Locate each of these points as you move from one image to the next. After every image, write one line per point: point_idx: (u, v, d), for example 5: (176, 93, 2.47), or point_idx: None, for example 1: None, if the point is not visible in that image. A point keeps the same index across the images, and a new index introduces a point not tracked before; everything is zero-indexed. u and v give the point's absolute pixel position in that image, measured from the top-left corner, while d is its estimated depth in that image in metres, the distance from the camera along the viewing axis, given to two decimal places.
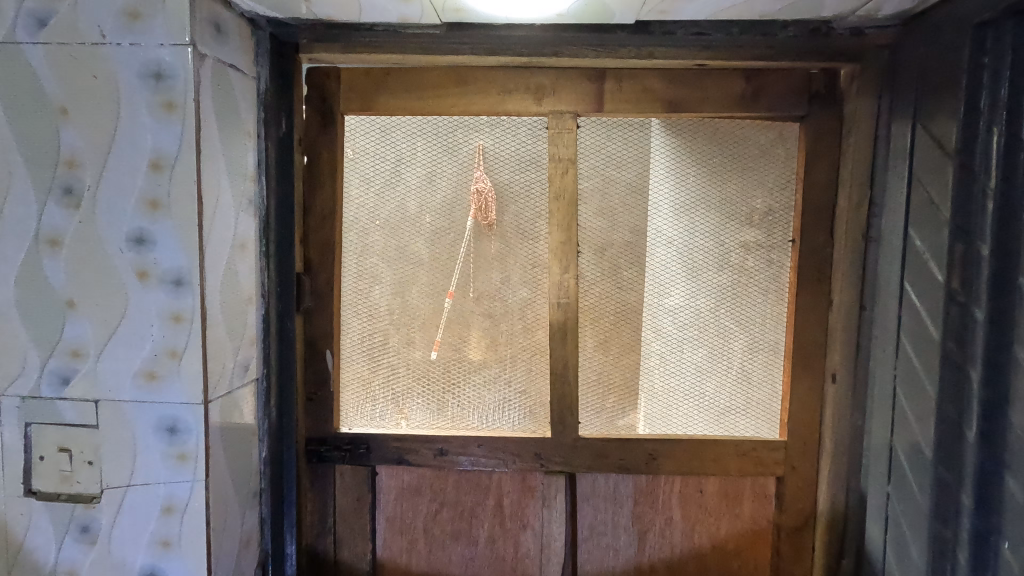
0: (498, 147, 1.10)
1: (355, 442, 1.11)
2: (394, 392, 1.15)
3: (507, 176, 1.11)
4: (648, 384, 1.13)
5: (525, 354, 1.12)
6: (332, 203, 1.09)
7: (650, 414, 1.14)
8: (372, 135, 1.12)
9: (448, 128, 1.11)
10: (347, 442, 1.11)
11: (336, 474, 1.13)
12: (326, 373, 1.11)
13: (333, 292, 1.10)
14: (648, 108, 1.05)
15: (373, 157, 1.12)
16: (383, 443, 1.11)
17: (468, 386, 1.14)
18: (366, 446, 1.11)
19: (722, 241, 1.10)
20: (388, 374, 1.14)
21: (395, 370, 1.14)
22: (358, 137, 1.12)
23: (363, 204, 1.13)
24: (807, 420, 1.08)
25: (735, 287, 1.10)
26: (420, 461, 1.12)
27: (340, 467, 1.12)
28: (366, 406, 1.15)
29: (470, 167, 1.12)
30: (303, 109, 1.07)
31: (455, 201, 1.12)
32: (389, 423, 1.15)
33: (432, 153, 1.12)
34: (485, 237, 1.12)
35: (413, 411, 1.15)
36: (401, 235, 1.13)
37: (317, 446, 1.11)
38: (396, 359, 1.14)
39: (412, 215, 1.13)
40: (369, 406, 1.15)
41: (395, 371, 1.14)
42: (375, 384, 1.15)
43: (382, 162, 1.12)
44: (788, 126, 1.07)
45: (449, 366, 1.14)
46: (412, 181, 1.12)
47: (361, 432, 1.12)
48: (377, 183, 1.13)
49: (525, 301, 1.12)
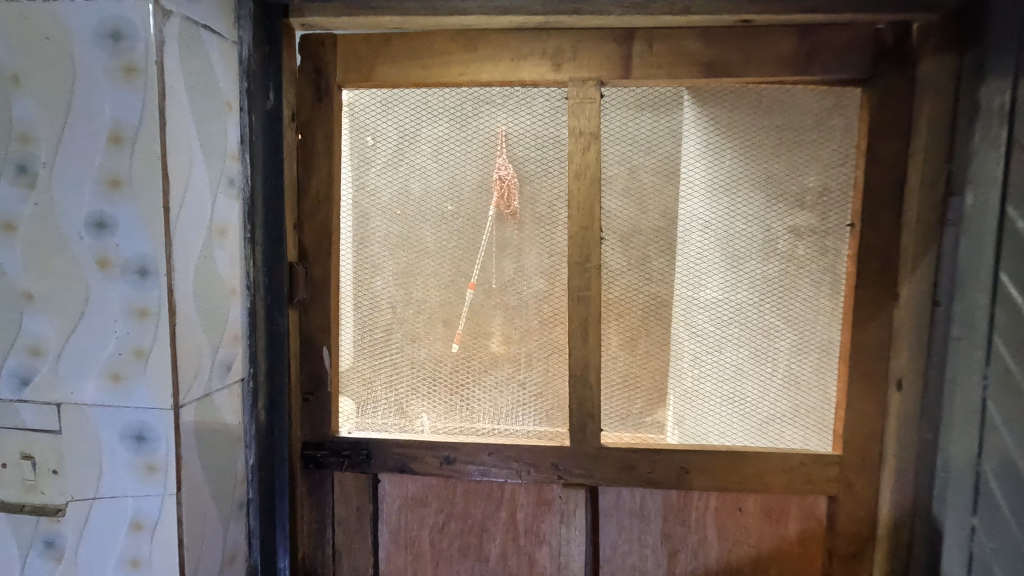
0: (512, 121, 0.99)
1: (354, 448, 1.02)
2: (397, 395, 1.05)
3: (523, 157, 0.99)
4: (679, 386, 1.01)
5: (542, 353, 1.01)
6: (328, 186, 0.99)
7: (682, 421, 1.01)
8: (374, 110, 1.01)
9: (456, 101, 1.00)
10: (346, 447, 1.01)
11: (335, 481, 1.03)
12: (323, 371, 1.01)
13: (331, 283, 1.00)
14: (683, 73, 0.92)
15: (375, 136, 1.02)
16: (386, 449, 1.02)
17: (478, 388, 1.04)
18: (366, 452, 1.02)
19: (767, 225, 0.96)
20: (391, 372, 1.05)
21: (398, 369, 1.05)
22: (357, 112, 1.02)
23: (363, 186, 1.03)
24: (866, 433, 0.93)
25: (780, 277, 0.96)
26: (425, 470, 1.01)
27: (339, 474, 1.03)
28: (369, 410, 1.06)
29: (481, 149, 1.00)
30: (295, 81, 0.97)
31: (464, 182, 1.01)
32: (393, 427, 1.05)
33: (439, 129, 1.01)
34: (497, 222, 1.00)
35: (418, 415, 1.05)
36: (404, 220, 1.03)
37: (312, 450, 1.01)
38: (399, 357, 1.05)
39: (416, 198, 1.02)
40: (370, 407, 1.05)
41: (399, 370, 1.05)
42: (377, 386, 1.05)
43: (383, 140, 1.02)
44: (848, 92, 0.93)
45: (458, 366, 1.04)
46: (418, 161, 1.01)
47: (361, 435, 1.02)
48: (378, 163, 1.02)
49: (541, 295, 1.00)
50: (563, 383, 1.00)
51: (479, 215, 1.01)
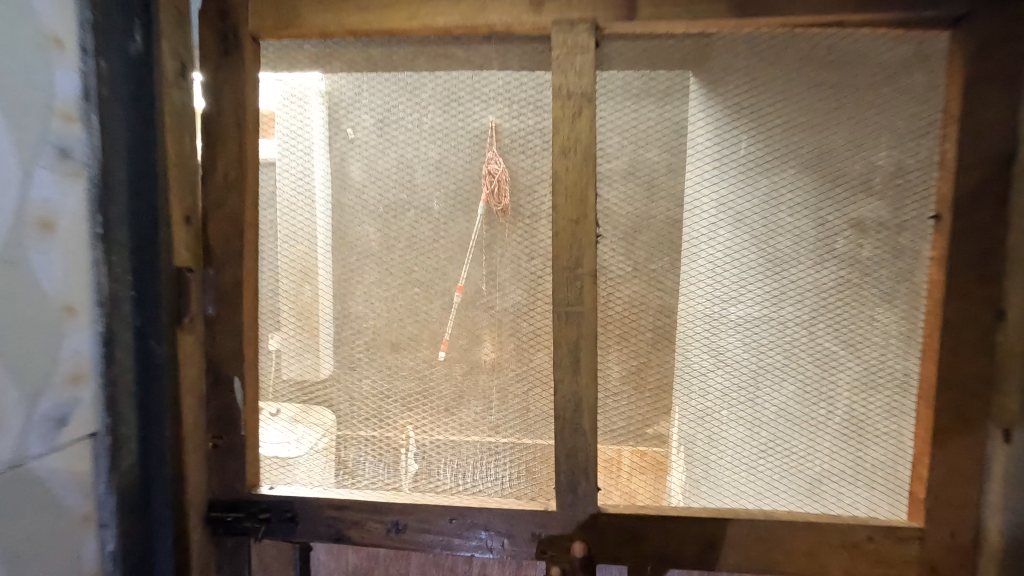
0: (480, 82, 0.75)
1: (277, 508, 0.77)
2: (333, 438, 0.82)
3: (495, 130, 0.75)
4: (691, 430, 0.78)
5: (521, 387, 0.77)
6: (239, 168, 0.75)
7: (694, 477, 0.77)
8: (301, 69, 0.77)
9: (407, 55, 0.76)
10: (264, 508, 0.77)
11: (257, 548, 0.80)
12: (235, 409, 0.77)
13: (242, 293, 0.76)
14: (706, 13, 0.67)
15: (300, 103, 0.78)
16: (316, 512, 0.77)
17: (439, 430, 0.80)
18: (291, 514, 0.77)
19: (820, 220, 0.72)
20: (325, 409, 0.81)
21: (334, 406, 0.82)
22: (278, 71, 0.77)
23: (287, 168, 0.79)
24: (959, 500, 0.68)
25: (831, 288, 0.73)
26: (368, 541, 0.77)
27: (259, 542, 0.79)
28: (299, 458, 0.81)
29: (438, 123, 0.77)
30: (190, 26, 0.73)
31: (419, 163, 0.78)
32: (329, 480, 0.81)
33: (385, 93, 0.77)
34: (461, 215, 0.77)
35: (360, 466, 0.81)
36: (344, 215, 0.79)
37: (216, 513, 0.77)
38: (335, 391, 0.81)
39: (359, 185, 0.79)
40: (299, 455, 0.81)
41: (335, 407, 0.82)
42: (307, 428, 0.81)
43: (314, 108, 0.78)
44: (932, 37, 0.68)
45: (412, 402, 0.81)
46: (358, 137, 0.78)
47: (286, 492, 0.78)
48: (307, 138, 0.78)
49: (520, 311, 0.77)
50: (547, 426, 0.76)
51: (440, 209, 0.78)
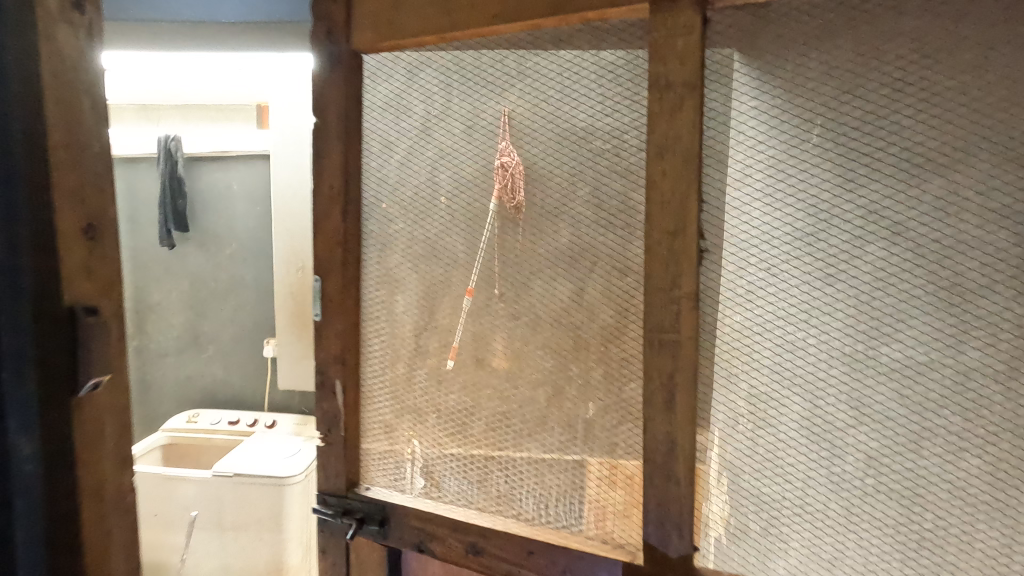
0: (567, 80, 0.69)
1: (369, 509, 0.81)
2: (419, 451, 0.81)
3: (584, 131, 0.68)
4: (755, 491, 0.69)
5: (609, 421, 0.69)
6: (341, 180, 0.79)
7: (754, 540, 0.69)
8: (396, 79, 0.78)
9: (493, 57, 0.72)
10: (360, 508, 0.82)
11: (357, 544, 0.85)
12: (337, 410, 0.82)
13: (340, 301, 0.80)
14: None
15: (394, 115, 0.79)
16: (405, 518, 0.79)
17: (519, 456, 0.75)
18: (382, 518, 0.81)
19: (1001, 247, 0.59)
20: (412, 422, 0.81)
21: (421, 417, 0.81)
22: (376, 85, 0.80)
23: (382, 180, 0.80)
24: None
25: (934, 345, 0.62)
26: (449, 556, 0.77)
27: (360, 538, 0.85)
28: (390, 464, 0.83)
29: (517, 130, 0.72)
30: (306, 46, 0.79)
31: (496, 171, 0.73)
32: (417, 490, 0.81)
33: (472, 101, 0.74)
34: (550, 227, 0.71)
35: (445, 481, 0.79)
36: (429, 225, 0.78)
37: (320, 505, 0.84)
38: (422, 401, 0.80)
39: (443, 196, 0.77)
40: (392, 462, 0.83)
41: (421, 418, 0.81)
42: (399, 433, 0.82)
43: (406, 119, 0.78)
44: None
45: (493, 422, 0.76)
46: (442, 148, 0.77)
47: (379, 496, 0.81)
48: (401, 150, 0.79)
49: (611, 337, 0.68)
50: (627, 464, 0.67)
51: (519, 222, 0.72)
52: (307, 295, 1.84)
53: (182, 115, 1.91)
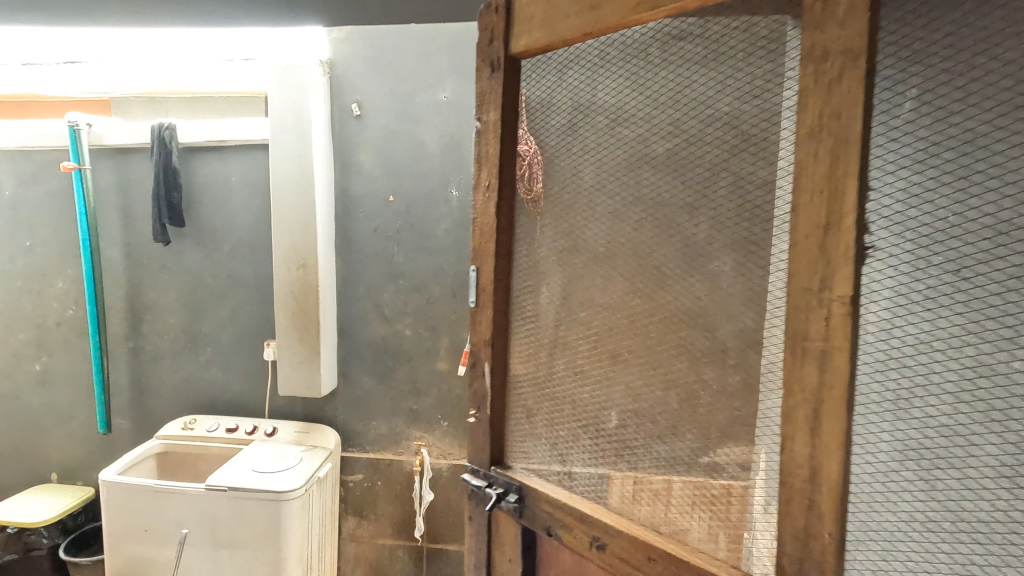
0: (705, 74, 0.79)
1: (508, 485, 0.97)
2: (558, 438, 0.95)
3: (722, 136, 0.78)
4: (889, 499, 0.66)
5: (748, 433, 0.76)
6: (497, 174, 0.96)
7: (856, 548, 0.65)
8: (549, 77, 0.94)
9: (642, 42, 0.83)
10: (502, 485, 0.98)
11: (496, 517, 1.02)
12: (486, 391, 1.01)
13: (493, 293, 0.98)
14: None
15: (546, 112, 0.96)
16: (537, 503, 0.92)
17: (649, 458, 0.85)
18: (518, 496, 0.95)
19: None
20: (551, 409, 0.97)
21: (560, 406, 0.95)
22: (534, 81, 0.96)
23: (534, 169, 0.97)
24: None
25: None
26: (572, 545, 0.87)
27: (498, 512, 1.01)
28: (531, 446, 0.99)
29: (654, 136, 0.84)
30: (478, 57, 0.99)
31: (644, 158, 0.85)
32: (553, 477, 0.95)
33: (619, 92, 0.87)
34: (684, 224, 0.82)
35: (577, 468, 0.92)
36: (574, 215, 0.93)
37: (473, 475, 1.04)
38: (562, 393, 0.95)
39: (587, 185, 0.91)
40: (531, 444, 0.99)
41: (560, 408, 0.95)
42: (538, 419, 0.99)
43: (558, 114, 0.94)
44: None
45: (625, 422, 0.87)
46: (582, 140, 0.91)
47: (518, 475, 0.97)
48: (551, 145, 0.95)
49: (742, 338, 0.77)
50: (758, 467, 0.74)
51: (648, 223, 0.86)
52: (309, 295, 1.72)
53: (190, 107, 1.83)
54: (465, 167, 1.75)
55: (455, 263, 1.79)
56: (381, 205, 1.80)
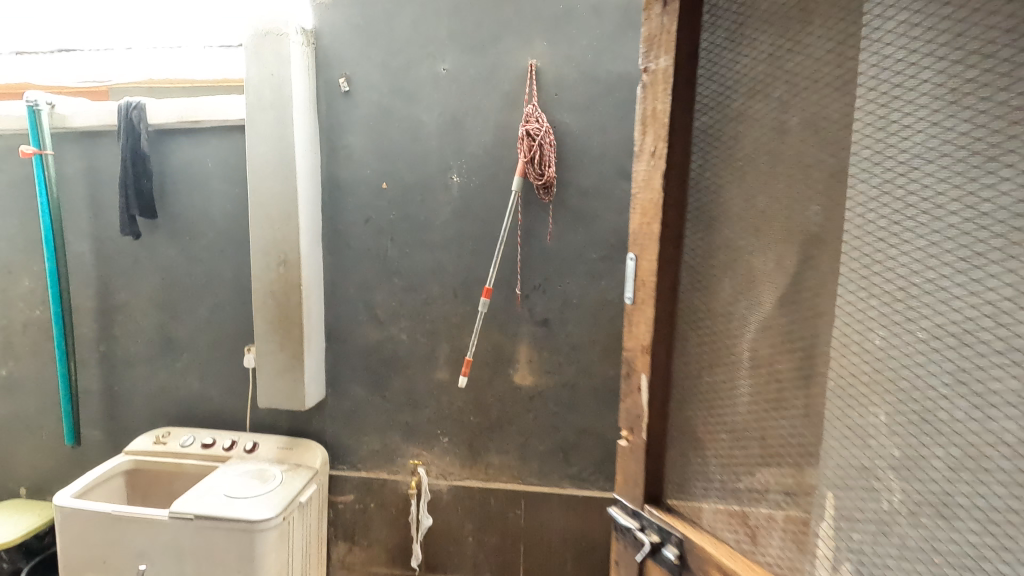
0: None
1: (665, 534, 0.82)
2: (742, 481, 0.80)
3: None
4: None
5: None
6: (666, 134, 0.77)
7: None
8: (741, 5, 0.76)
9: None
10: (656, 533, 0.83)
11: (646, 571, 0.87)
12: (645, 413, 0.84)
13: (656, 288, 0.80)
14: None
15: (730, 49, 0.77)
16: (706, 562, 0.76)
17: (887, 528, 0.69)
18: (681, 551, 0.79)
19: None
20: (731, 443, 0.81)
21: (749, 440, 0.79)
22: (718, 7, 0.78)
23: (716, 125, 0.79)
24: None
25: None
26: None
27: (648, 564, 0.86)
28: (700, 487, 0.84)
29: (897, 88, 0.66)
30: None
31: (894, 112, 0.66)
32: (730, 533, 0.79)
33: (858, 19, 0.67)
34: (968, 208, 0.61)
35: (767, 525, 0.76)
36: (773, 185, 0.74)
37: (620, 514, 0.89)
38: (754, 425, 0.79)
39: (799, 144, 0.72)
40: (698, 488, 0.84)
41: (749, 442, 0.79)
42: (711, 454, 0.83)
43: (756, 49, 0.75)
44: None
45: (844, 470, 0.73)
46: (792, 76, 0.72)
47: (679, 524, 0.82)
48: (742, 92, 0.76)
49: (888, 293, 0.68)
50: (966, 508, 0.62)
51: (870, 200, 0.68)
52: (291, 296, 1.53)
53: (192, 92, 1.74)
54: (467, 149, 1.54)
55: (456, 259, 1.58)
56: (374, 193, 1.59)
